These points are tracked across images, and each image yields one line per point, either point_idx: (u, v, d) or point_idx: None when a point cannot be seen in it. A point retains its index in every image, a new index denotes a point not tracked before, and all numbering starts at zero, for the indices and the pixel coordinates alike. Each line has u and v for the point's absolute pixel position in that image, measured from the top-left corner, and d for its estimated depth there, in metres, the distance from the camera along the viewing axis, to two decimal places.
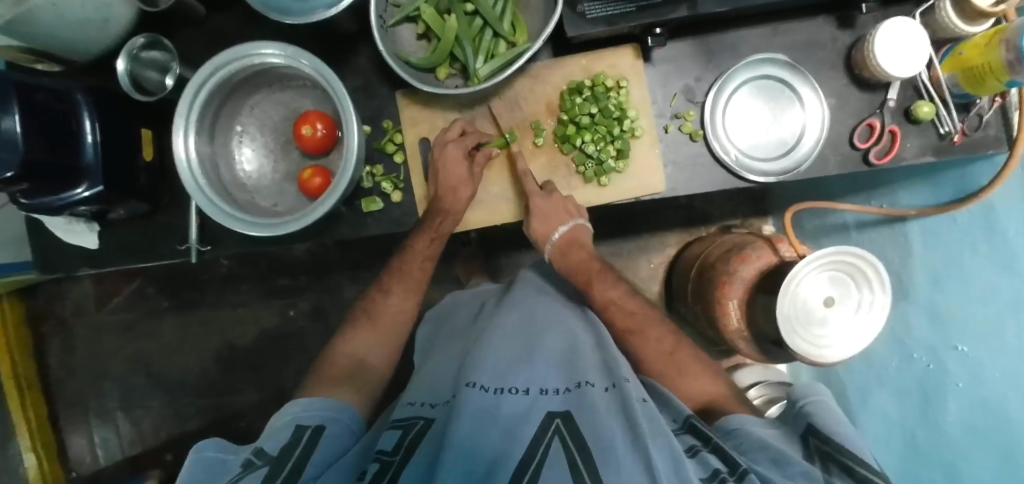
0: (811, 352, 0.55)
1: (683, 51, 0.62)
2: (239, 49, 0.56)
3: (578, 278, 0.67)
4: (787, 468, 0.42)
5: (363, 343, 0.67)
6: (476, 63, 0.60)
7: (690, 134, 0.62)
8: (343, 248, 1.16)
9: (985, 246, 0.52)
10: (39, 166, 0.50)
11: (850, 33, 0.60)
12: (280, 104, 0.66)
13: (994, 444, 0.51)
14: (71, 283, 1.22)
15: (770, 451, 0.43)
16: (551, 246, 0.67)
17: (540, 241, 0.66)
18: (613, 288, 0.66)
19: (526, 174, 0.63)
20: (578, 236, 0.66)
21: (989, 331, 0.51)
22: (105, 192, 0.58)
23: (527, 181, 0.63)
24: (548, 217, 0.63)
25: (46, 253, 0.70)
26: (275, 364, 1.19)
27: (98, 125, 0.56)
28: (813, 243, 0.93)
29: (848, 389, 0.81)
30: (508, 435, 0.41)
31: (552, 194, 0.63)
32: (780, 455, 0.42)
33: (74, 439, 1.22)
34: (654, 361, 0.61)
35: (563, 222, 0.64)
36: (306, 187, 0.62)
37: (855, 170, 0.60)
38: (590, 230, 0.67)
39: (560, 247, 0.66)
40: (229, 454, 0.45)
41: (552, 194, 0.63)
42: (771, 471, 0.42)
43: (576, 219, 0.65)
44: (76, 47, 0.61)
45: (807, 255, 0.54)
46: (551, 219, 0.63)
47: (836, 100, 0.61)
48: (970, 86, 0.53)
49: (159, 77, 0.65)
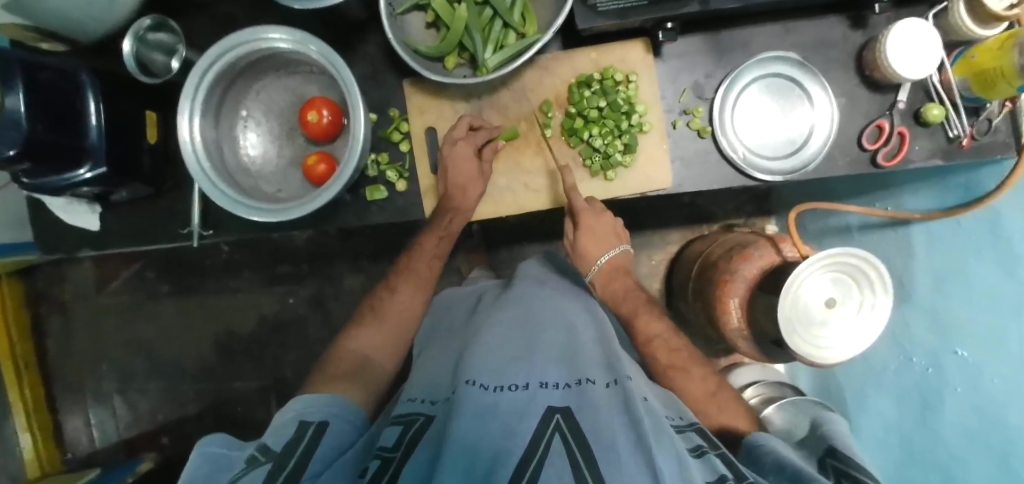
0: (810, 353, 0.55)
1: (694, 47, 0.62)
2: (247, 32, 0.55)
3: (613, 298, 0.70)
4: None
5: (365, 338, 0.68)
6: (485, 54, 0.60)
7: (699, 131, 0.62)
8: (345, 237, 1.15)
9: (990, 250, 0.52)
10: (42, 145, 0.50)
11: (862, 33, 0.60)
12: (287, 90, 0.66)
13: (998, 453, 0.51)
14: (71, 265, 1.22)
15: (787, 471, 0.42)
16: (596, 268, 0.72)
17: (587, 260, 0.72)
18: (657, 322, 0.67)
19: (573, 191, 0.63)
20: (622, 260, 0.73)
21: (992, 338, 0.51)
22: (108, 174, 0.57)
23: (576, 199, 0.63)
24: (599, 241, 0.69)
25: (48, 233, 0.70)
26: (273, 351, 1.19)
27: (102, 107, 0.55)
28: (816, 244, 0.93)
29: (846, 392, 0.81)
30: (508, 432, 0.41)
31: (604, 214, 0.67)
32: (796, 474, 0.41)
33: (71, 421, 1.22)
34: (670, 370, 0.63)
35: (610, 247, 0.71)
36: (311, 174, 0.62)
37: (863, 171, 0.60)
38: (632, 256, 0.74)
39: (605, 271, 0.72)
40: (235, 450, 0.46)
41: (603, 214, 0.67)
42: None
43: (621, 244, 0.72)
44: (83, 27, 0.60)
45: (809, 255, 0.54)
46: (601, 240, 0.69)
47: (846, 101, 0.60)
48: (981, 90, 0.52)
49: (165, 59, 0.65)
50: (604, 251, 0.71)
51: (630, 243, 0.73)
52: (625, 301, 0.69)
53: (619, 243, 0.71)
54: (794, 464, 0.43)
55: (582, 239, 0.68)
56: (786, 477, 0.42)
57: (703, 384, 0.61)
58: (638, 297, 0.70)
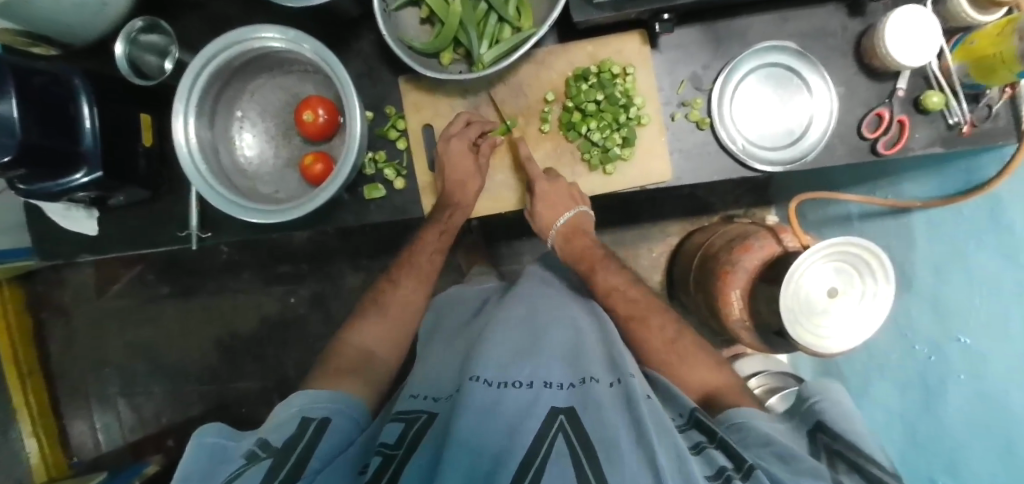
0: (810, 342, 0.55)
1: (691, 38, 0.61)
2: (241, 32, 0.55)
3: (573, 258, 0.70)
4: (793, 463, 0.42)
5: (364, 335, 0.68)
6: (480, 49, 0.59)
7: (697, 122, 0.61)
8: (344, 235, 1.15)
9: (989, 239, 0.52)
10: (37, 151, 0.50)
11: (860, 21, 0.59)
12: (283, 89, 0.65)
13: (998, 441, 0.51)
14: (71, 270, 1.21)
15: (775, 447, 0.44)
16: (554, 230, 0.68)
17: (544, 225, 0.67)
18: (615, 275, 0.68)
19: (529, 162, 0.63)
20: (579, 221, 0.68)
21: (993, 326, 0.51)
22: (104, 178, 0.57)
23: (533, 168, 0.63)
24: (555, 204, 0.64)
25: (47, 239, 0.70)
26: (276, 352, 1.19)
27: (96, 111, 0.55)
28: (816, 233, 0.93)
29: (848, 381, 0.82)
30: (511, 431, 0.41)
31: (558, 180, 0.63)
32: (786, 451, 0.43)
33: (76, 425, 1.23)
34: (630, 320, 0.65)
35: (568, 208, 0.65)
36: (308, 173, 0.62)
37: (863, 160, 0.60)
38: (592, 216, 0.69)
39: (564, 231, 0.69)
40: (232, 441, 0.46)
41: (559, 179, 0.63)
42: (776, 465, 0.42)
43: (579, 206, 0.65)
44: (74, 31, 0.60)
45: (810, 246, 0.54)
46: (556, 204, 0.64)
47: (845, 89, 0.60)
48: (980, 76, 0.52)
49: (157, 61, 0.65)
50: (561, 213, 0.65)
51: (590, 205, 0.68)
52: (583, 260, 0.69)
53: (576, 205, 0.65)
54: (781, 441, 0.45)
55: (537, 208, 0.64)
56: (776, 453, 0.44)
57: (661, 332, 0.63)
58: (595, 255, 0.69)
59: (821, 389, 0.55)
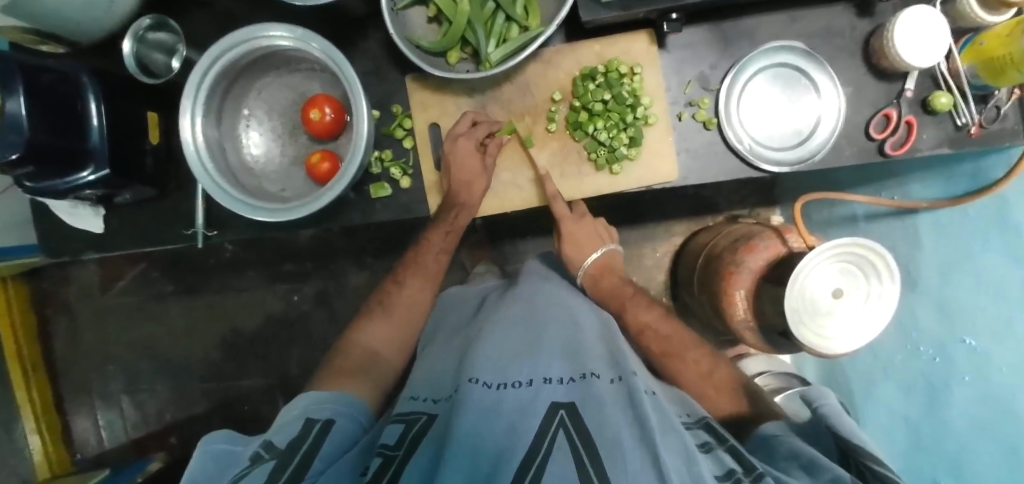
0: (815, 343, 0.55)
1: (699, 37, 0.61)
2: (249, 31, 0.55)
3: (601, 296, 0.70)
4: (817, 474, 0.42)
5: (369, 334, 0.68)
6: (488, 48, 0.59)
7: (704, 122, 0.61)
8: (348, 234, 1.15)
9: (997, 239, 0.52)
10: (45, 149, 0.50)
11: (868, 21, 0.59)
12: (289, 88, 0.65)
13: (1005, 441, 0.51)
14: (75, 267, 1.22)
15: (802, 458, 0.43)
16: (582, 272, 0.72)
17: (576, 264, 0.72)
18: (646, 311, 0.68)
19: (556, 198, 0.64)
20: (610, 262, 0.73)
21: (1001, 326, 0.51)
22: (111, 175, 0.57)
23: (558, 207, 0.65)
24: (580, 243, 0.71)
25: (53, 236, 0.70)
26: (280, 349, 1.19)
27: (103, 108, 0.55)
28: (821, 234, 0.93)
29: (852, 382, 0.82)
30: (512, 429, 0.41)
31: (585, 217, 0.71)
32: (811, 462, 0.42)
33: (80, 421, 1.23)
34: (661, 356, 0.64)
35: (594, 247, 0.72)
36: (315, 172, 0.62)
37: (870, 161, 0.60)
38: (621, 255, 0.75)
39: (593, 273, 0.72)
40: (239, 445, 0.47)
41: (581, 219, 0.70)
42: (804, 480, 0.42)
43: (607, 244, 0.73)
44: (82, 28, 0.60)
45: (815, 247, 0.54)
46: (585, 243, 0.71)
47: (853, 89, 0.60)
48: (990, 77, 0.52)
49: (166, 59, 0.65)
50: (588, 253, 0.72)
51: (617, 243, 0.74)
52: (612, 298, 0.70)
53: (603, 244, 0.72)
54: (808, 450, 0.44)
55: (564, 249, 0.72)
56: (802, 466, 0.43)
57: (697, 365, 0.62)
58: (624, 293, 0.70)
59: (821, 395, 0.57)
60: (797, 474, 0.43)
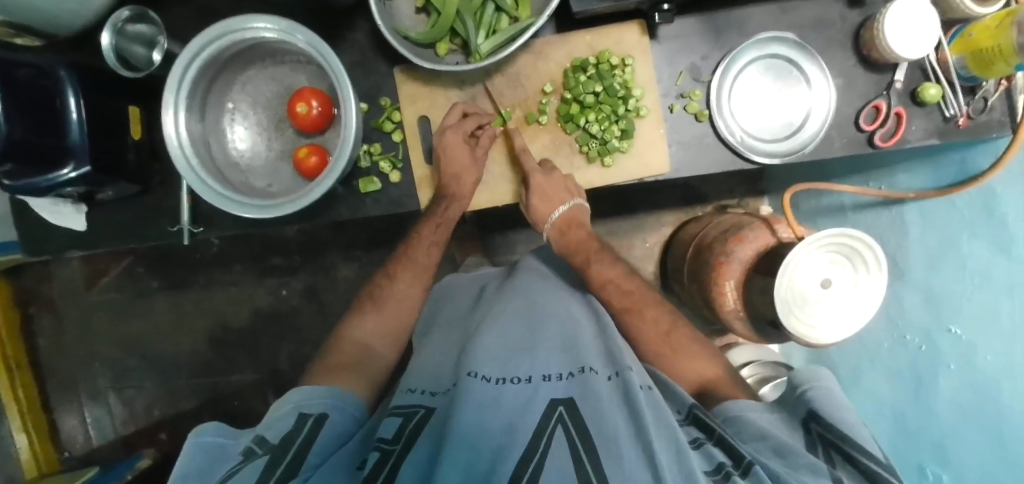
0: (804, 333, 0.55)
1: (690, 28, 0.61)
2: (232, 22, 0.53)
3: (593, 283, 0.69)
4: (788, 457, 0.44)
5: (360, 328, 0.67)
6: (477, 39, 0.58)
7: (696, 114, 0.61)
8: (336, 227, 1.14)
9: (982, 230, 0.52)
10: (23, 146, 0.48)
11: (858, 12, 0.59)
12: (274, 81, 0.64)
13: (988, 427, 0.52)
14: (58, 263, 1.19)
15: (772, 441, 0.45)
16: (548, 225, 0.67)
17: (539, 219, 0.66)
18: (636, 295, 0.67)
19: (524, 153, 0.63)
20: (578, 216, 0.67)
21: (985, 316, 0.52)
22: (92, 172, 0.55)
23: (527, 161, 0.62)
24: (551, 199, 0.63)
25: (32, 233, 0.68)
26: (269, 344, 1.18)
27: (82, 103, 0.53)
28: (810, 223, 0.94)
29: (838, 370, 0.84)
30: (510, 426, 0.42)
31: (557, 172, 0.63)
32: (782, 445, 0.45)
33: (66, 418, 1.22)
34: (624, 311, 0.65)
35: (564, 202, 0.64)
36: (302, 167, 0.61)
37: (859, 152, 0.60)
38: (587, 211, 0.68)
39: (559, 225, 0.67)
40: (231, 439, 0.46)
41: (554, 172, 0.62)
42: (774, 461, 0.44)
43: (576, 199, 0.65)
44: (58, 21, 0.58)
45: (807, 237, 0.54)
46: (555, 199, 0.63)
47: (843, 81, 0.60)
48: (978, 68, 0.52)
49: (146, 52, 0.63)
50: (556, 208, 0.64)
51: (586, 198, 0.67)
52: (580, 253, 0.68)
53: (573, 199, 0.64)
54: (776, 434, 0.46)
55: (532, 201, 0.63)
56: (773, 449, 0.45)
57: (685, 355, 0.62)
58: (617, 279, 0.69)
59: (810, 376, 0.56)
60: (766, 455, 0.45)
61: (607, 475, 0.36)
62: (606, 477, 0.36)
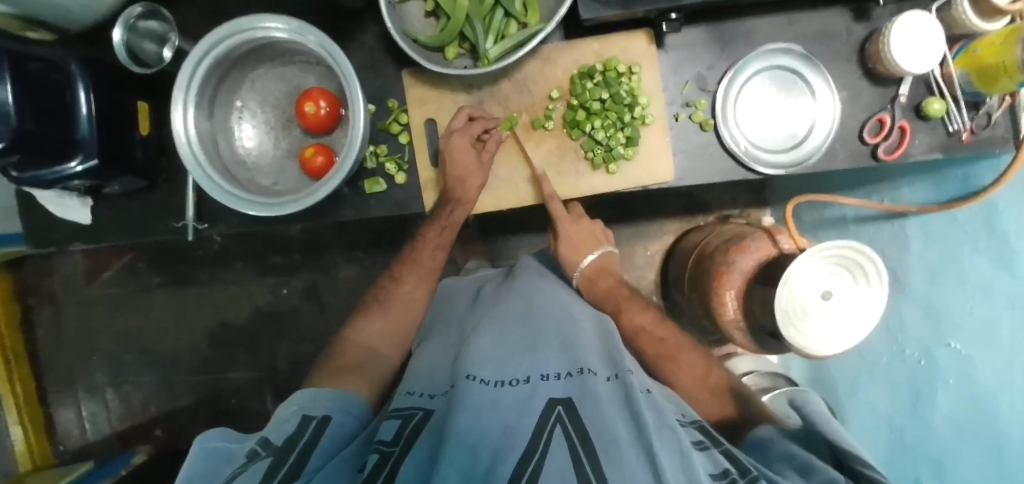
0: (805, 344, 0.55)
1: (698, 38, 0.61)
2: (243, 21, 0.54)
3: None
4: (809, 475, 0.41)
5: (361, 329, 0.68)
6: (486, 44, 0.58)
7: (701, 123, 0.62)
8: (338, 227, 1.14)
9: (984, 244, 0.52)
10: (32, 139, 0.49)
11: (864, 26, 0.59)
12: (283, 80, 0.64)
13: (989, 440, 0.52)
14: (60, 256, 1.20)
15: (795, 460, 0.44)
16: (579, 273, 0.73)
17: (571, 265, 0.73)
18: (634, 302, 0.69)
19: (552, 199, 0.64)
20: (607, 262, 0.75)
21: (986, 328, 0.52)
22: (99, 166, 0.56)
23: (554, 206, 0.65)
24: (578, 244, 0.72)
25: (36, 226, 0.68)
26: (268, 343, 1.18)
27: (93, 97, 0.53)
28: (811, 235, 0.94)
29: (838, 382, 0.83)
30: (508, 427, 0.42)
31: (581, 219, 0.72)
32: (803, 463, 0.43)
33: (62, 413, 1.21)
34: (660, 360, 0.65)
35: (592, 249, 0.73)
36: (308, 166, 0.61)
37: (863, 164, 0.61)
38: (617, 258, 0.76)
39: (590, 273, 0.73)
40: (235, 443, 0.47)
41: (580, 220, 0.72)
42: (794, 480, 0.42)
43: (604, 246, 0.74)
44: (70, 16, 0.58)
45: (807, 249, 0.54)
46: (582, 244, 0.72)
47: (848, 93, 0.60)
48: (983, 84, 0.52)
49: (157, 48, 0.64)
50: (586, 254, 0.73)
51: (613, 245, 0.75)
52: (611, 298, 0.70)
53: (600, 245, 0.74)
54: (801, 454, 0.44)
55: (561, 247, 0.72)
56: (795, 467, 0.43)
57: (684, 362, 0.62)
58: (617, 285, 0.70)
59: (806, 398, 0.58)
60: (791, 476, 0.43)
61: (606, 475, 0.36)
62: (606, 477, 0.36)
